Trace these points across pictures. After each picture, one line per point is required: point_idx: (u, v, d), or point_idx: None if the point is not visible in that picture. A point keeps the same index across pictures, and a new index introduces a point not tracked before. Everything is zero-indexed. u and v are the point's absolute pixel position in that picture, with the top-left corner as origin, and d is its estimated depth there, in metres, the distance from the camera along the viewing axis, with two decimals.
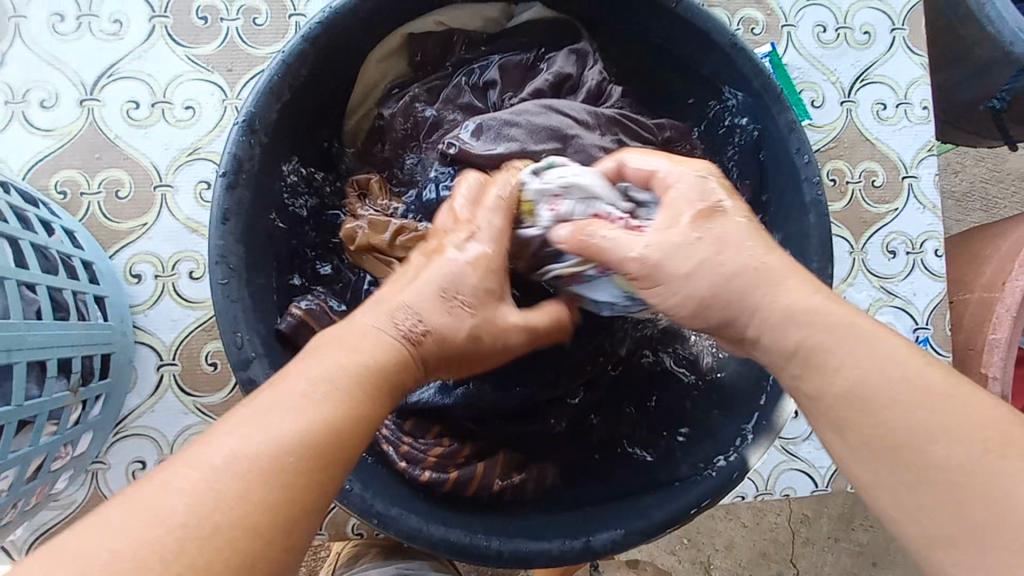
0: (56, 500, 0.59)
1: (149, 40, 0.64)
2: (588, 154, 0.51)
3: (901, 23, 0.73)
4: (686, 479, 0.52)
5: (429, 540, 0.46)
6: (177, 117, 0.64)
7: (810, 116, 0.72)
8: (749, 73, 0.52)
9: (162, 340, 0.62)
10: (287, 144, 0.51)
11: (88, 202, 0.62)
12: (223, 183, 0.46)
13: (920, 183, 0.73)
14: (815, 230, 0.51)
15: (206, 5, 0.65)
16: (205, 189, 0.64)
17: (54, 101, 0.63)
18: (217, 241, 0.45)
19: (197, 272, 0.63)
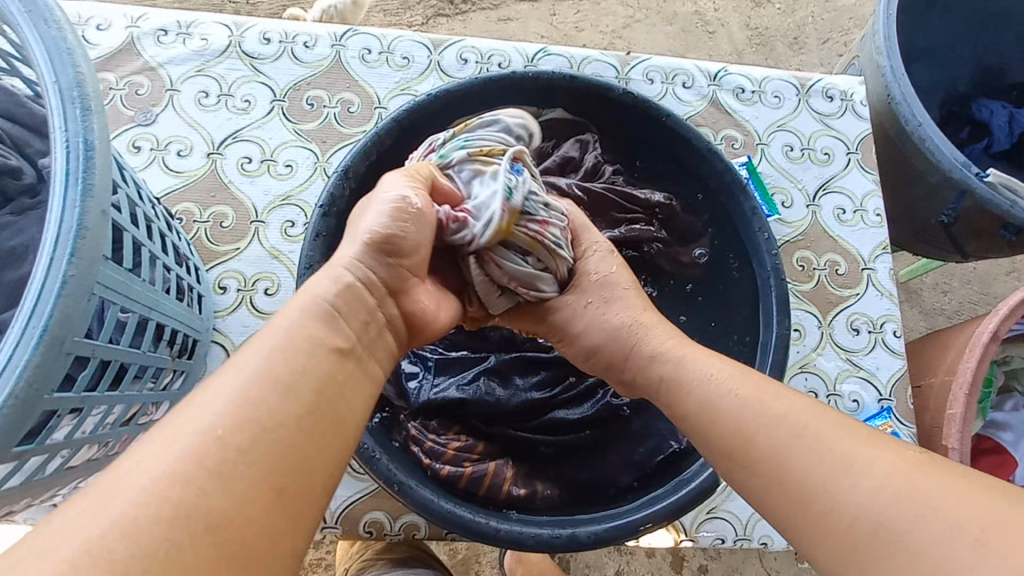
0: None
1: (268, 116, 0.84)
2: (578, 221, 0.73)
3: (855, 149, 0.91)
4: (663, 491, 0.60)
5: (438, 512, 0.55)
6: (278, 172, 0.82)
7: (780, 212, 0.87)
8: (721, 169, 0.69)
9: (233, 341, 0.75)
10: (368, 191, 0.67)
11: (198, 227, 0.79)
12: (319, 212, 0.61)
13: (877, 275, 0.86)
14: (774, 290, 0.65)
15: (315, 95, 0.86)
16: (289, 226, 0.80)
17: (188, 152, 0.82)
18: (308, 251, 0.60)
19: (271, 289, 0.77)
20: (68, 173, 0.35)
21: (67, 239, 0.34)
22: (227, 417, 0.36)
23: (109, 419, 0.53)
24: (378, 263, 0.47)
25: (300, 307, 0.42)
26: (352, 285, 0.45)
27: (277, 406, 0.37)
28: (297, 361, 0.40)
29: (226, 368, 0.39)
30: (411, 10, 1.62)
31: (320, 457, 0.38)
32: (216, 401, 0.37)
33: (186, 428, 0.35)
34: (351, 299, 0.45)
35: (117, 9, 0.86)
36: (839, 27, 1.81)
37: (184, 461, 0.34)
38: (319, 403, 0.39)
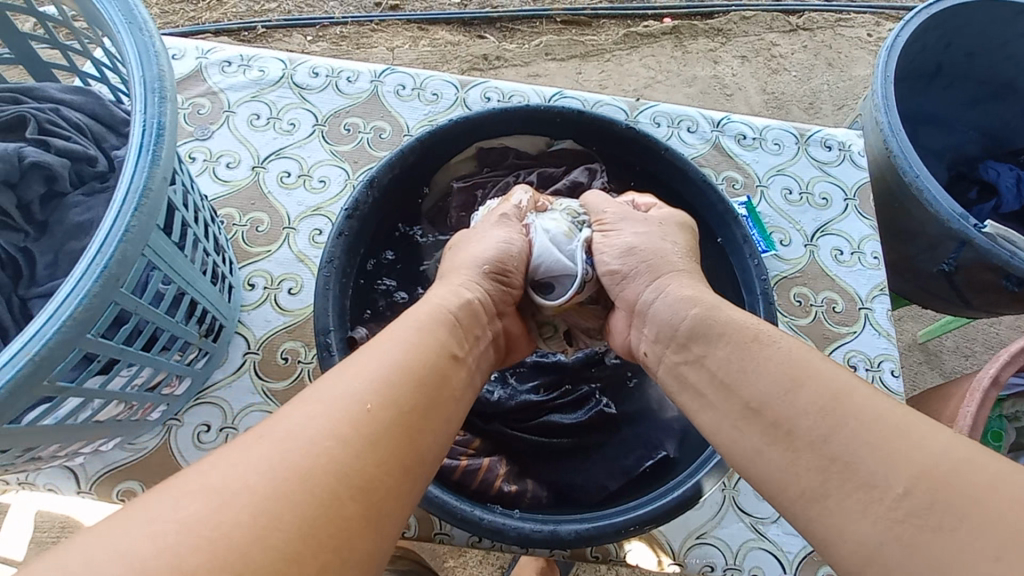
0: (133, 442, 0.72)
1: (309, 137, 0.94)
2: None
3: (853, 195, 0.96)
4: (648, 499, 0.61)
5: (426, 497, 0.56)
6: (313, 186, 0.91)
7: (777, 249, 0.91)
8: (715, 200, 0.74)
9: (254, 333, 0.80)
10: (390, 201, 0.74)
11: (236, 230, 0.87)
12: (344, 214, 0.68)
13: (875, 314, 0.88)
14: (761, 313, 0.68)
15: (351, 122, 0.96)
16: (317, 234, 0.88)
17: (235, 164, 0.91)
18: (331, 248, 0.66)
19: (294, 289, 0.84)
20: (142, 145, 0.42)
21: (133, 196, 0.41)
22: (369, 395, 0.42)
23: (136, 380, 0.58)
24: (493, 288, 0.61)
25: (422, 320, 0.51)
26: (459, 307, 0.55)
27: (404, 394, 0.44)
28: (415, 360, 0.47)
29: (358, 363, 0.45)
30: (449, 63, 1.77)
31: (429, 445, 0.44)
32: (359, 384, 0.43)
33: (336, 401, 0.41)
34: (457, 316, 0.54)
35: (191, 43, 0.99)
36: (853, 95, 1.89)
37: (338, 428, 0.39)
38: (433, 398, 0.46)
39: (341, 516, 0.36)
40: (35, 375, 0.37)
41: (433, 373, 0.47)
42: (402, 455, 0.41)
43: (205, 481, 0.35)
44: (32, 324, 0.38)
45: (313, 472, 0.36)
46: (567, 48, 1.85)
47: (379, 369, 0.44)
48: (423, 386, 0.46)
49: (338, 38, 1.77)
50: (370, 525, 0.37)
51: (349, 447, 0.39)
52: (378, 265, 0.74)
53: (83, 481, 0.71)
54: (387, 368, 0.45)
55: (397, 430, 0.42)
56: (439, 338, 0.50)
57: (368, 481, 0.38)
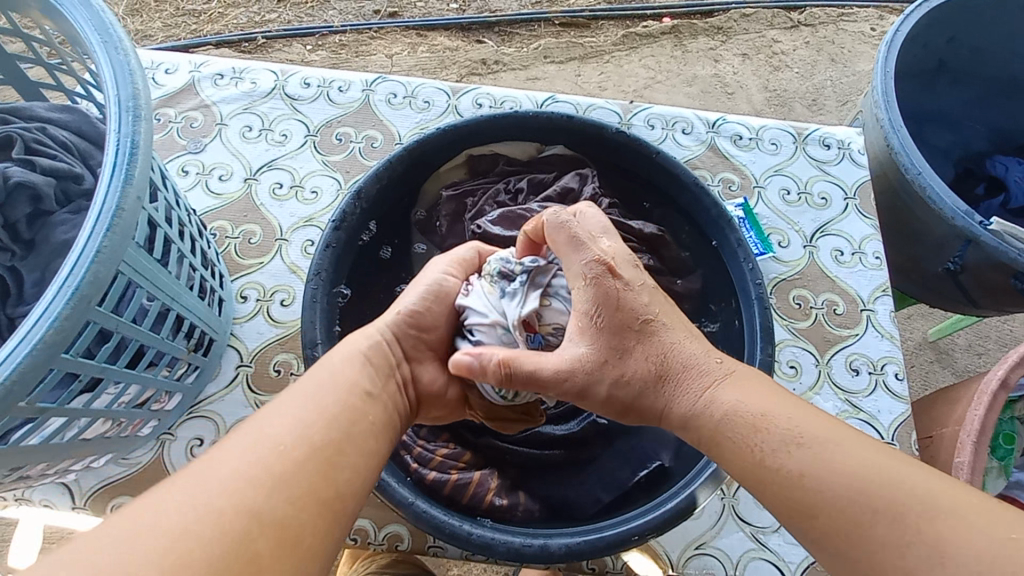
0: (126, 457, 0.72)
1: (301, 148, 0.94)
2: None
3: (853, 194, 0.94)
4: (642, 511, 0.59)
5: (414, 512, 0.55)
6: (305, 197, 0.91)
7: (776, 251, 0.90)
8: (708, 203, 0.72)
9: (247, 345, 0.80)
10: (380, 212, 0.74)
11: (228, 242, 0.87)
12: (332, 226, 0.68)
13: (877, 316, 0.86)
14: (757, 318, 0.67)
15: (343, 132, 0.96)
16: (309, 245, 0.88)
17: (228, 177, 0.91)
18: (318, 260, 0.66)
19: (287, 301, 0.84)
20: (115, 164, 0.42)
21: (106, 217, 0.41)
22: (284, 439, 0.43)
23: (124, 398, 0.58)
24: (403, 330, 0.58)
25: (346, 359, 0.52)
26: (381, 345, 0.55)
27: (324, 433, 0.45)
28: (338, 402, 0.48)
29: (278, 407, 0.46)
30: (447, 68, 1.77)
31: (354, 479, 0.44)
32: (275, 427, 0.44)
33: (253, 446, 0.42)
34: (378, 353, 0.54)
35: (184, 57, 1.00)
36: (857, 91, 1.87)
37: (252, 472, 0.40)
38: (353, 432, 0.47)
39: (254, 553, 0.36)
40: (6, 399, 0.37)
41: (357, 412, 0.48)
42: (324, 490, 0.42)
43: (119, 526, 0.35)
44: (4, 348, 0.37)
45: (224, 511, 0.37)
46: (566, 50, 1.85)
47: (299, 412, 0.45)
48: (346, 425, 0.47)
49: (338, 46, 1.78)
50: (286, 560, 0.37)
51: (262, 487, 0.40)
52: (368, 276, 0.74)
53: (76, 497, 0.71)
54: (306, 409, 0.46)
55: (316, 467, 0.42)
56: (364, 376, 0.51)
57: (283, 516, 0.39)
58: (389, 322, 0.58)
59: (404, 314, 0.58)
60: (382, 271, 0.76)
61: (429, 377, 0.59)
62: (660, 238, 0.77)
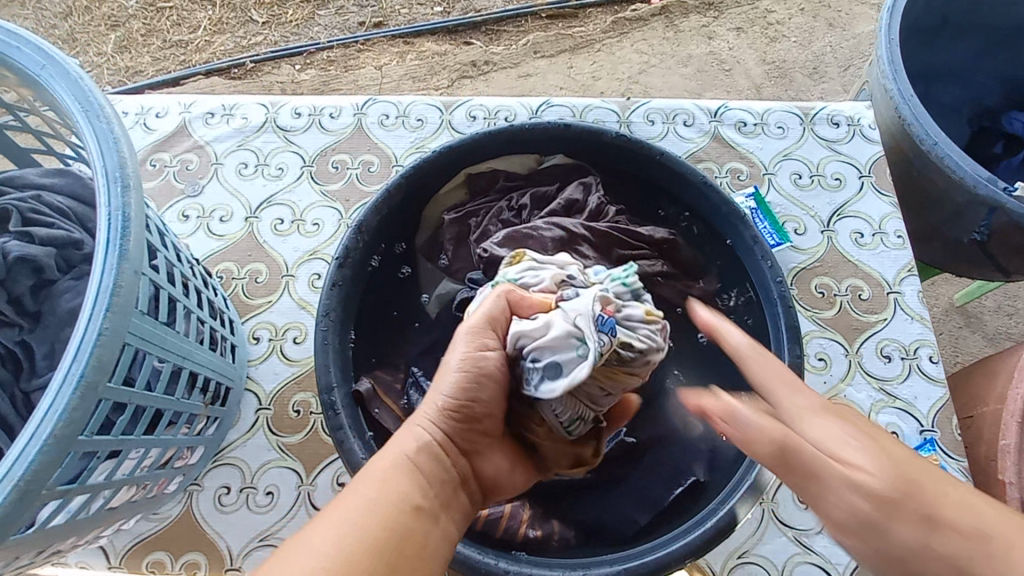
0: (156, 513, 0.72)
1: (298, 180, 0.93)
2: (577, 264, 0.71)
3: (868, 172, 0.91)
4: (680, 531, 0.58)
5: (448, 554, 0.54)
6: (307, 230, 0.90)
7: (792, 240, 0.87)
8: (719, 202, 0.70)
9: (264, 388, 0.80)
10: (384, 244, 0.72)
11: (235, 284, 0.86)
12: (335, 263, 0.67)
13: (905, 298, 0.83)
14: (781, 318, 0.64)
15: (339, 159, 0.94)
16: (316, 278, 0.87)
17: (228, 217, 0.91)
18: (325, 300, 0.65)
19: (299, 338, 0.83)
20: (108, 241, 0.41)
21: (104, 296, 0.40)
22: (321, 572, 0.40)
23: (146, 461, 0.57)
24: (453, 427, 0.53)
25: (390, 462, 0.49)
26: (432, 445, 0.51)
27: (362, 559, 0.42)
28: (379, 517, 0.45)
29: (315, 529, 0.43)
30: (437, 74, 1.75)
31: None
32: (315, 555, 0.41)
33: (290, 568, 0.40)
34: (430, 457, 0.50)
35: (173, 100, 0.99)
36: (859, 54, 1.81)
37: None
38: (397, 558, 0.43)
39: None
40: (24, 497, 0.36)
41: (399, 526, 0.45)
42: None
43: None
44: (15, 444, 0.37)
45: None
46: (555, 43, 1.81)
47: (336, 535, 0.43)
48: (386, 546, 0.43)
49: (326, 63, 1.76)
50: None
51: None
52: (377, 307, 0.72)
53: (112, 556, 0.71)
54: (344, 530, 0.43)
55: None
56: (408, 481, 0.48)
57: None
58: (432, 418, 0.52)
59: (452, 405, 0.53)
60: (391, 301, 0.74)
61: (489, 465, 0.56)
62: (673, 241, 0.73)
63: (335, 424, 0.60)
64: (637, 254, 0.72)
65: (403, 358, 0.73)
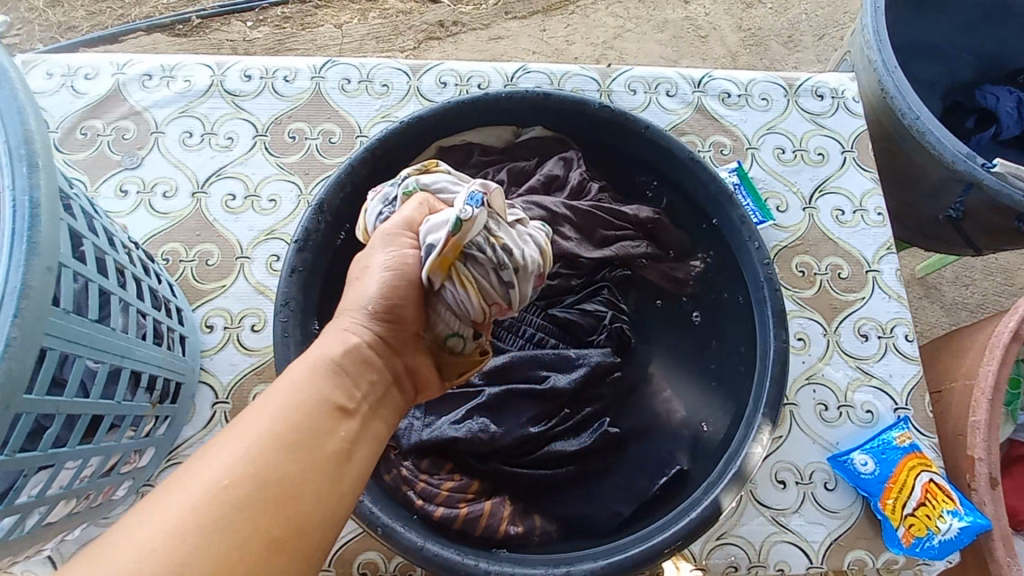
0: (105, 518, 0.67)
1: (251, 151, 0.85)
2: (558, 246, 0.67)
3: (851, 147, 0.89)
4: (664, 522, 0.56)
5: (425, 556, 0.51)
6: (262, 207, 0.82)
7: (775, 217, 0.84)
8: (706, 179, 0.66)
9: (221, 380, 0.74)
10: (349, 225, 0.66)
11: (184, 267, 0.78)
12: (295, 247, 0.61)
13: (883, 276, 0.83)
14: (768, 302, 0.62)
15: (296, 128, 0.86)
16: (274, 260, 0.80)
17: (173, 192, 0.82)
18: (285, 288, 0.59)
19: (258, 325, 0.77)
20: (13, 232, 0.35)
21: (10, 299, 0.34)
22: (231, 470, 0.34)
23: (85, 471, 0.52)
24: (381, 326, 0.45)
25: (314, 361, 0.42)
26: (358, 347, 0.43)
27: (279, 456, 0.36)
28: (301, 414, 0.38)
29: (228, 432, 0.36)
30: (402, 35, 1.63)
31: (325, 518, 0.36)
32: (224, 458, 0.35)
33: (184, 486, 0.33)
34: (358, 359, 0.43)
35: (103, 58, 0.88)
36: (834, 23, 1.78)
37: (182, 525, 0.31)
38: (323, 455, 0.38)
39: None
40: None
41: (327, 423, 0.39)
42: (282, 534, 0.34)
43: None
44: None
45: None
46: (527, 3, 1.71)
47: (250, 435, 0.36)
48: (312, 443, 0.37)
49: (280, 20, 1.62)
50: None
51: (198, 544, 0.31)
52: (342, 293, 0.67)
53: (59, 566, 0.66)
54: (259, 428, 0.36)
55: (270, 506, 0.34)
56: (335, 377, 0.41)
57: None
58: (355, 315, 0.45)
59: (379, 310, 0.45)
60: None
61: (423, 364, 0.49)
62: (656, 220, 0.70)
63: None
64: (620, 235, 0.69)
65: None
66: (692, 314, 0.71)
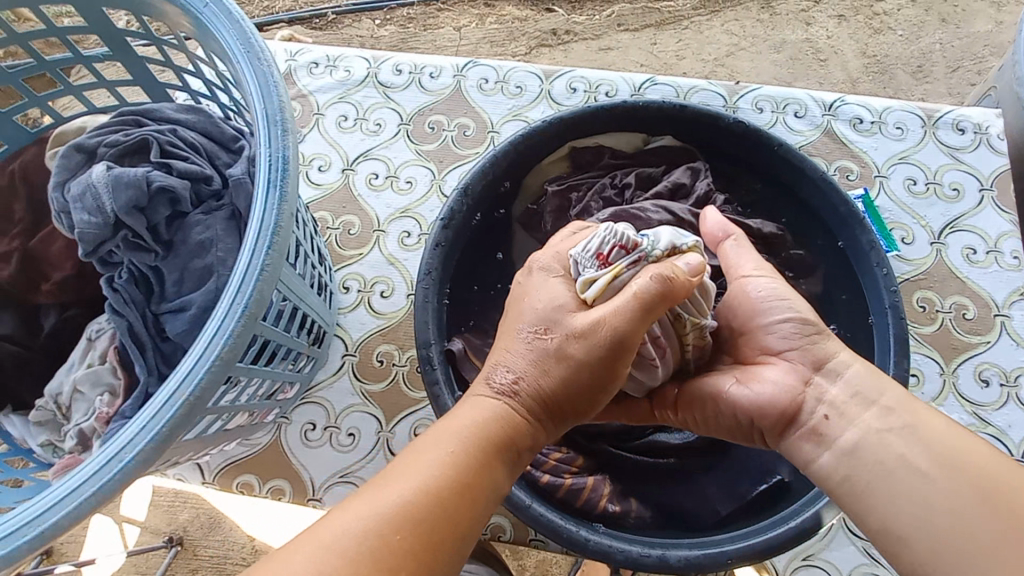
0: (248, 439, 0.77)
1: (395, 137, 0.94)
2: None
3: (990, 185, 0.85)
4: (760, 526, 0.58)
5: (531, 515, 0.56)
6: (400, 188, 0.91)
7: (899, 248, 0.83)
8: (837, 201, 0.67)
9: (351, 335, 0.83)
10: (485, 208, 0.73)
11: (329, 233, 0.89)
12: (440, 224, 0.68)
13: (1013, 323, 0.79)
14: (892, 329, 0.62)
15: (435, 120, 0.95)
16: (406, 236, 0.89)
17: (326, 167, 0.93)
18: (428, 259, 0.67)
19: (386, 292, 0.86)
20: (269, 182, 0.43)
21: (267, 235, 0.42)
22: (391, 515, 0.41)
23: (258, 391, 0.61)
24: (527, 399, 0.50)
25: (464, 424, 0.48)
26: (503, 419, 0.49)
27: (426, 510, 0.42)
28: (448, 473, 0.44)
29: (393, 471, 0.44)
30: (516, 40, 1.72)
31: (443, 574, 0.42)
32: (387, 500, 0.42)
33: (354, 516, 0.41)
34: (502, 432, 0.48)
35: (280, 46, 1.01)
36: (971, 55, 1.67)
37: (345, 552, 0.39)
38: (456, 520, 0.43)
39: None
40: (192, 411, 0.40)
41: (466, 488, 0.44)
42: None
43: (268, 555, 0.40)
44: (185, 364, 0.40)
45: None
46: (641, 16, 1.74)
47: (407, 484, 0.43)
48: (453, 506, 0.43)
49: (406, 19, 1.75)
50: None
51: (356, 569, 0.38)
52: (471, 274, 0.74)
53: (207, 473, 0.77)
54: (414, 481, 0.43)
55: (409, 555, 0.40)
56: (485, 440, 0.47)
57: None
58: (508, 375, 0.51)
59: (527, 384, 0.50)
60: (485, 266, 0.75)
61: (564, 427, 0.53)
62: (778, 236, 0.71)
63: (431, 379, 0.62)
64: None
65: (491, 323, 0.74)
66: (829, 325, 0.68)
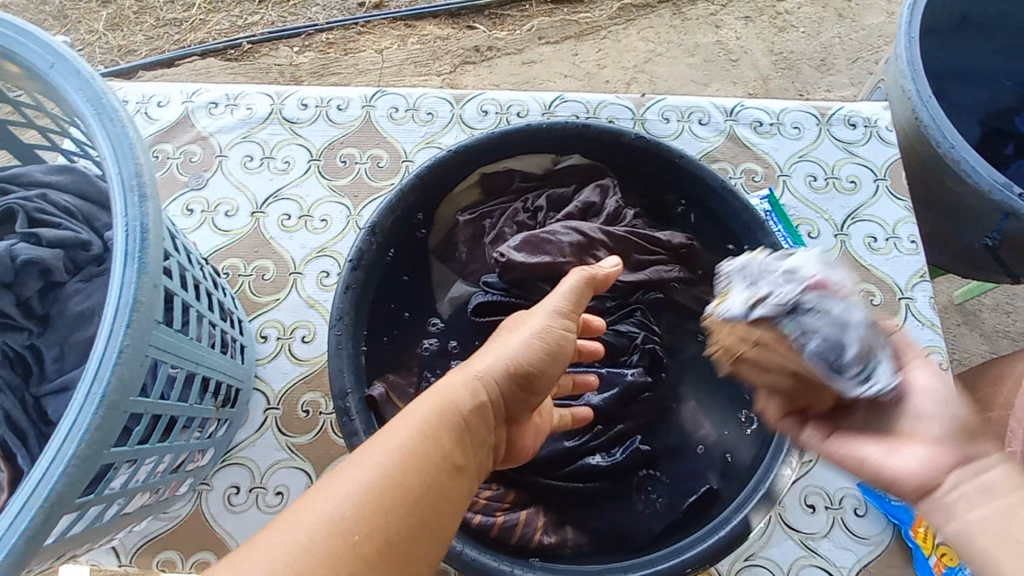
0: (166, 512, 0.72)
1: (305, 174, 0.91)
2: None
3: (884, 175, 0.90)
4: (693, 539, 0.58)
5: (463, 561, 0.54)
6: (315, 227, 0.88)
7: (807, 243, 0.86)
8: (737, 207, 0.69)
9: (273, 387, 0.79)
10: (397, 243, 0.71)
11: (242, 281, 0.85)
12: (348, 266, 0.65)
13: (916, 304, 0.83)
14: None
15: (347, 153, 0.92)
16: (324, 276, 0.85)
17: (234, 212, 0.89)
18: (338, 304, 0.64)
19: (308, 337, 0.82)
20: (127, 253, 0.40)
21: (125, 311, 0.39)
22: (377, 484, 0.39)
23: (160, 466, 0.57)
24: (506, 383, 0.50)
25: (441, 401, 0.46)
26: (481, 395, 0.48)
27: (413, 476, 0.40)
28: (431, 443, 0.43)
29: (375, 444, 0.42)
30: (439, 60, 1.70)
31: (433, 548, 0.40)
32: (372, 471, 0.39)
33: (340, 487, 0.38)
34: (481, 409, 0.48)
35: (175, 88, 0.96)
36: (868, 46, 1.78)
37: (334, 519, 0.36)
38: (445, 492, 0.42)
39: None
40: (53, 516, 0.36)
41: (451, 459, 0.43)
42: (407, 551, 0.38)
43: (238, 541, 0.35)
44: (39, 464, 0.36)
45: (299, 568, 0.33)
46: (559, 29, 1.76)
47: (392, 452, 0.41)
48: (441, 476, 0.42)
49: (325, 46, 1.71)
50: None
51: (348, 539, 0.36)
52: (388, 313, 0.71)
53: (122, 555, 0.71)
54: (399, 449, 0.41)
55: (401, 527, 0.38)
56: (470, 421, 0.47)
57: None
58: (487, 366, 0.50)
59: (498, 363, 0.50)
60: (404, 302, 0.73)
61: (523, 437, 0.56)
62: (689, 246, 0.73)
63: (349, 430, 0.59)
64: (654, 259, 0.72)
65: (415, 359, 0.72)
66: None
